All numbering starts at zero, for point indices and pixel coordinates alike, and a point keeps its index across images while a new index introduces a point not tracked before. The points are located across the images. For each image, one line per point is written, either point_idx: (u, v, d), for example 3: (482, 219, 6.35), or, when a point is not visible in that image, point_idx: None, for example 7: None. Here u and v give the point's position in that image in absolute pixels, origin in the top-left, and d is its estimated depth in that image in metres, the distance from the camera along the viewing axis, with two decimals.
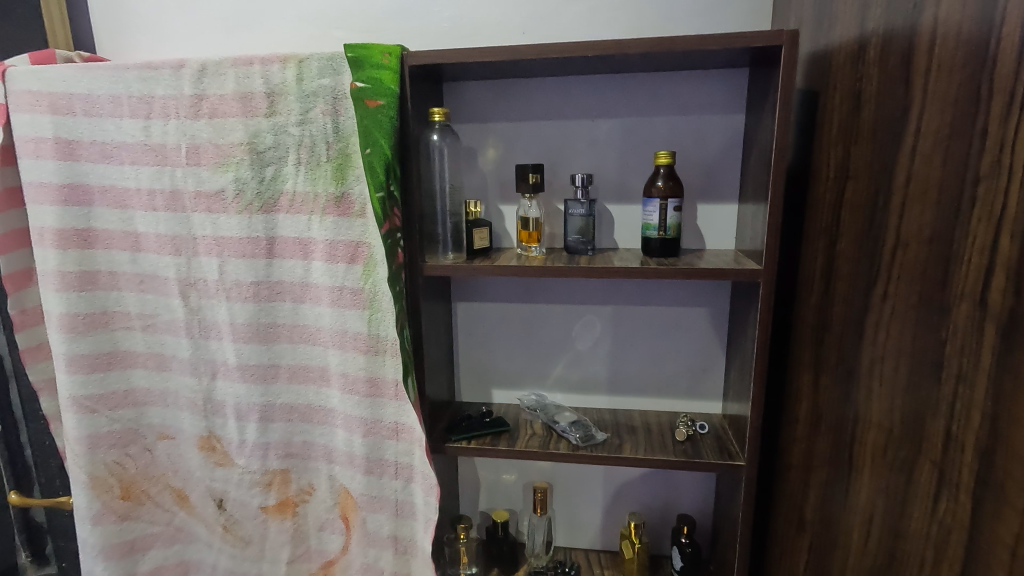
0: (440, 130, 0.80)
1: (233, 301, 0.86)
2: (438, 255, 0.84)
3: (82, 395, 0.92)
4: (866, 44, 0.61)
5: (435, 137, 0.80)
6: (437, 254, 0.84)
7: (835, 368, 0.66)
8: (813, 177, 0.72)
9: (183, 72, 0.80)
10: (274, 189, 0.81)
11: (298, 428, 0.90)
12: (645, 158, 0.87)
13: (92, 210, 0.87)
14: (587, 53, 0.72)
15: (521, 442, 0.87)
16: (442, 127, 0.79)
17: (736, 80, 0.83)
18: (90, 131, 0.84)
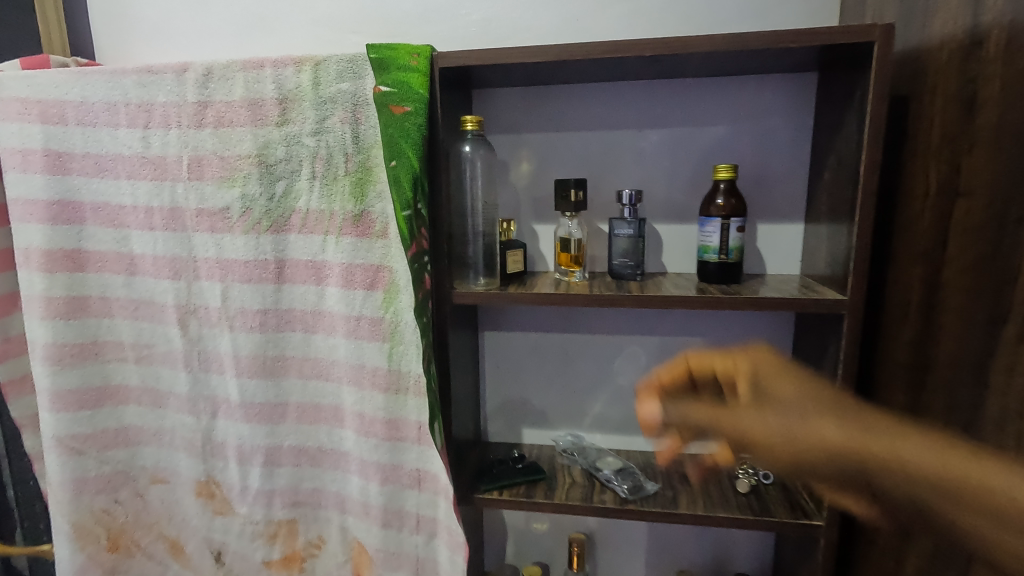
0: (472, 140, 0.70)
1: (237, 331, 0.76)
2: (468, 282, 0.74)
3: (68, 435, 0.82)
4: (981, 39, 0.51)
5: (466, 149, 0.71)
6: (466, 280, 0.74)
7: (945, 418, 0.56)
8: (906, 195, 0.62)
9: (187, 77, 0.72)
10: (285, 206, 0.72)
11: (307, 473, 0.80)
12: (698, 173, 0.78)
13: (83, 229, 0.78)
14: (643, 52, 0.63)
15: (561, 494, 0.76)
16: (474, 137, 0.70)
17: (802, 85, 0.74)
18: (83, 142, 0.76)
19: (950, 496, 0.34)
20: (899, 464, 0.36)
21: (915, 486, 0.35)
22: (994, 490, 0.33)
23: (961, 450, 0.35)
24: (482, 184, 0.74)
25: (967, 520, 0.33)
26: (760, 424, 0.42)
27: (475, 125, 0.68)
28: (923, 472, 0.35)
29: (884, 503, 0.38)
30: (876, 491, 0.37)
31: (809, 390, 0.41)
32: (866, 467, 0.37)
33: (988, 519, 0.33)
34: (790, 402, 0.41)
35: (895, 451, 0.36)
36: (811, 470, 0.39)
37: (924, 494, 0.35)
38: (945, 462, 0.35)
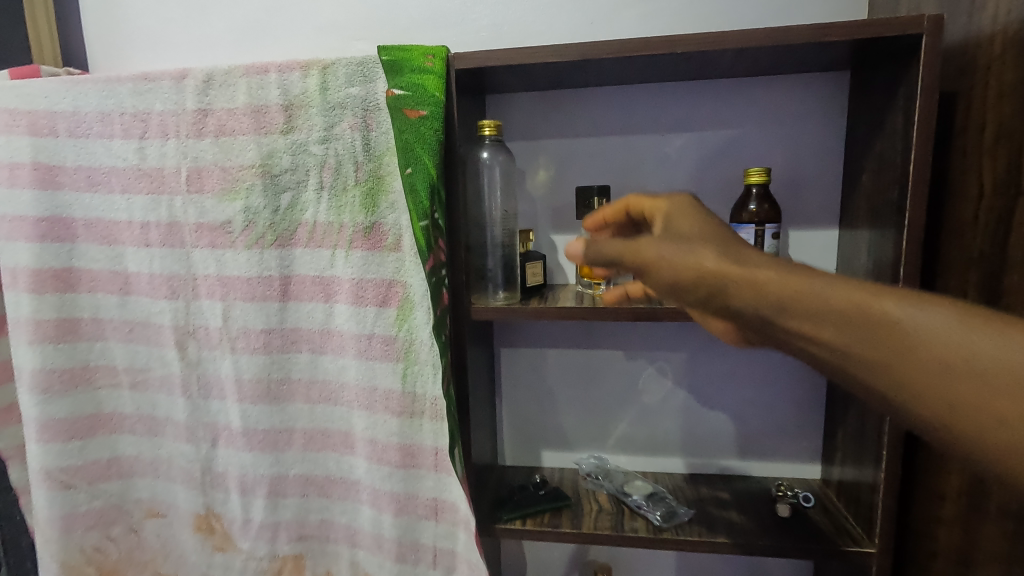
0: (490, 145, 0.67)
1: (239, 353, 0.72)
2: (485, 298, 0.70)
3: (57, 467, 0.77)
4: None
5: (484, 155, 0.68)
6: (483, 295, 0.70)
7: None
8: (956, 196, 0.58)
9: (186, 84, 0.68)
10: (290, 219, 0.68)
11: (315, 504, 0.75)
12: (725, 178, 0.74)
13: (74, 246, 0.74)
14: (672, 49, 0.60)
15: (589, 523, 0.71)
16: (492, 141, 0.67)
17: (833, 86, 0.71)
18: (75, 154, 0.72)
19: (792, 311, 0.37)
20: (758, 284, 0.38)
21: (767, 304, 0.38)
22: (830, 304, 0.36)
23: (806, 275, 0.37)
24: (500, 191, 0.71)
25: (804, 330, 0.37)
26: (649, 255, 0.44)
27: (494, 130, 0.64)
28: (779, 291, 0.37)
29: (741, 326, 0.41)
30: (735, 311, 0.40)
31: (702, 230, 0.44)
32: (733, 289, 0.39)
33: (824, 328, 0.36)
34: (683, 237, 0.43)
35: (756, 274, 0.39)
36: (680, 287, 0.42)
37: (778, 315, 0.37)
38: (794, 282, 0.37)
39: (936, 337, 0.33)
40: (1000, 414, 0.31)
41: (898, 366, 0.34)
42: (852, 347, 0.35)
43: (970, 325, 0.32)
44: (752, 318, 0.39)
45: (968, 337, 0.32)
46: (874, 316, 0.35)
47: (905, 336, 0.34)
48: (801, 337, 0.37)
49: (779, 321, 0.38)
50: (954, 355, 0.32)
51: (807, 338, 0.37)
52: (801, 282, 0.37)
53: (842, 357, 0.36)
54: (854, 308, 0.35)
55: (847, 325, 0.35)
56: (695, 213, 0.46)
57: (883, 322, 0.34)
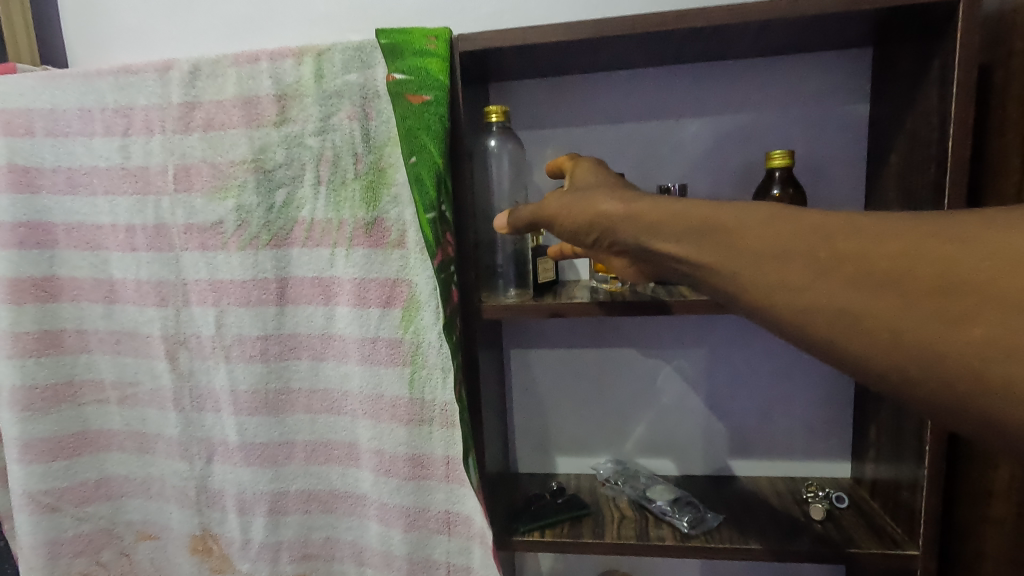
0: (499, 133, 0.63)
1: (234, 362, 0.67)
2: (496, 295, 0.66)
3: (40, 490, 0.72)
4: None
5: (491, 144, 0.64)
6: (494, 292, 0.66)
7: None
8: (996, 174, 0.55)
9: (171, 76, 0.63)
10: (286, 217, 0.64)
11: (318, 521, 0.70)
12: (743, 164, 0.70)
13: (55, 253, 0.69)
14: (691, 24, 0.56)
15: (612, 532, 0.66)
16: (500, 128, 0.63)
17: (855, 64, 0.67)
18: (54, 155, 0.67)
19: (657, 234, 0.41)
20: (628, 213, 0.43)
21: (642, 231, 0.42)
22: (684, 220, 0.40)
23: (665, 199, 0.42)
24: (507, 183, 0.68)
25: (664, 246, 0.41)
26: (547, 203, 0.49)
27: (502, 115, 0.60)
28: (652, 217, 0.42)
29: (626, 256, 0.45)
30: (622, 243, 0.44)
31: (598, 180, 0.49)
32: (617, 223, 0.43)
33: (679, 241, 0.40)
34: (581, 187, 0.48)
35: (627, 203, 0.43)
36: (578, 230, 0.46)
37: (654, 241, 0.41)
38: (657, 204, 0.42)
39: (769, 235, 0.36)
40: (822, 296, 0.34)
41: (748, 271, 0.37)
42: (701, 255, 0.39)
43: (796, 222, 0.36)
44: (628, 243, 0.43)
45: (794, 231, 0.36)
46: (718, 225, 0.38)
47: (743, 238, 0.37)
48: (664, 252, 0.41)
49: (648, 242, 0.42)
50: (781, 248, 0.36)
51: (668, 252, 0.40)
52: (661, 204, 0.42)
53: (699, 268, 0.39)
54: (701, 219, 0.39)
55: (695, 235, 0.39)
56: (586, 167, 0.51)
57: (724, 229, 0.38)
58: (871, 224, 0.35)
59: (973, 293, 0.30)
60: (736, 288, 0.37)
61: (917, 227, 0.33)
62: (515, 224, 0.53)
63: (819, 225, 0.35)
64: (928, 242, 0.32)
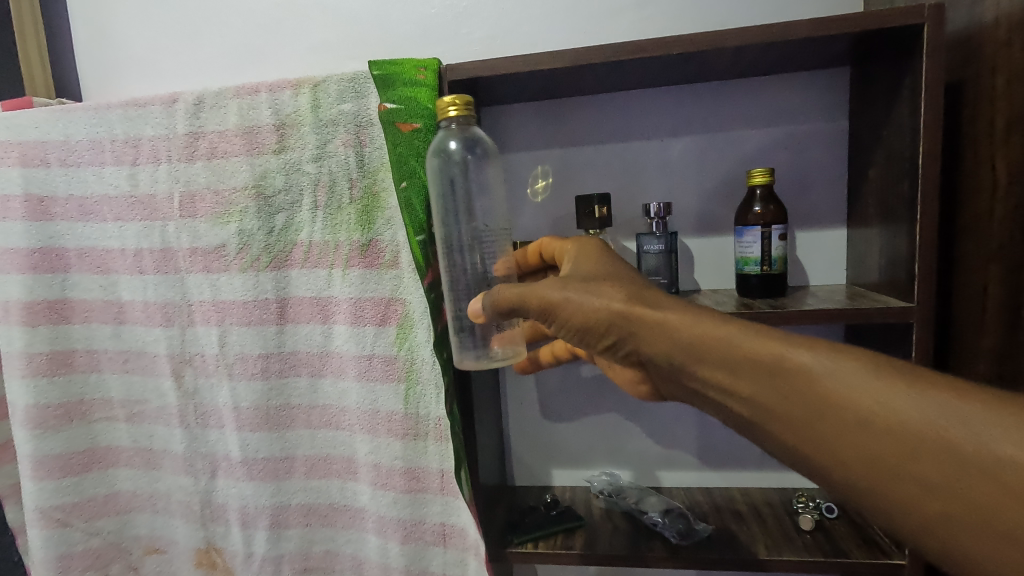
0: (455, 130, 0.55)
1: (237, 379, 0.70)
2: (471, 358, 0.57)
3: (52, 506, 0.74)
4: None
5: (452, 146, 0.55)
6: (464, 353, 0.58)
7: None
8: (968, 187, 0.57)
9: (176, 108, 0.67)
10: (286, 240, 0.67)
11: (319, 535, 0.72)
12: (728, 181, 0.73)
13: (67, 277, 0.72)
14: (668, 51, 0.58)
15: (604, 544, 0.68)
16: (456, 126, 0.55)
17: (834, 83, 0.69)
18: (66, 184, 0.71)
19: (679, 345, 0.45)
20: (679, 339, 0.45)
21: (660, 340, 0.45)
22: (736, 352, 0.42)
23: (720, 323, 0.44)
24: (492, 197, 0.59)
25: (689, 362, 0.45)
26: (562, 302, 0.49)
27: (460, 107, 0.52)
28: (672, 329, 0.45)
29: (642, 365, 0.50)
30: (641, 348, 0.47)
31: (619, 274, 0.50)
32: (634, 328, 0.46)
33: (725, 372, 0.43)
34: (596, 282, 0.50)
35: (680, 325, 0.45)
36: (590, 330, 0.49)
37: (674, 351, 0.45)
38: (685, 323, 0.44)
39: (791, 367, 0.40)
40: (820, 428, 0.39)
41: (767, 398, 0.41)
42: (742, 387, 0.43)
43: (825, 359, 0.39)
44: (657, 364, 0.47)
45: (822, 371, 0.39)
46: (754, 357, 0.41)
47: (790, 377, 0.40)
48: (690, 367, 0.45)
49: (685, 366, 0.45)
50: (804, 385, 0.39)
51: (691, 369, 0.45)
52: (691, 321, 0.45)
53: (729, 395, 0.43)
54: (752, 354, 0.42)
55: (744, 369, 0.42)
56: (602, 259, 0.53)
57: (754, 359, 0.41)
58: (899, 376, 0.37)
59: (958, 470, 0.33)
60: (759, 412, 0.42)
61: (936, 392, 0.35)
62: (491, 314, 0.52)
63: (846, 367, 0.38)
64: (955, 411, 0.34)
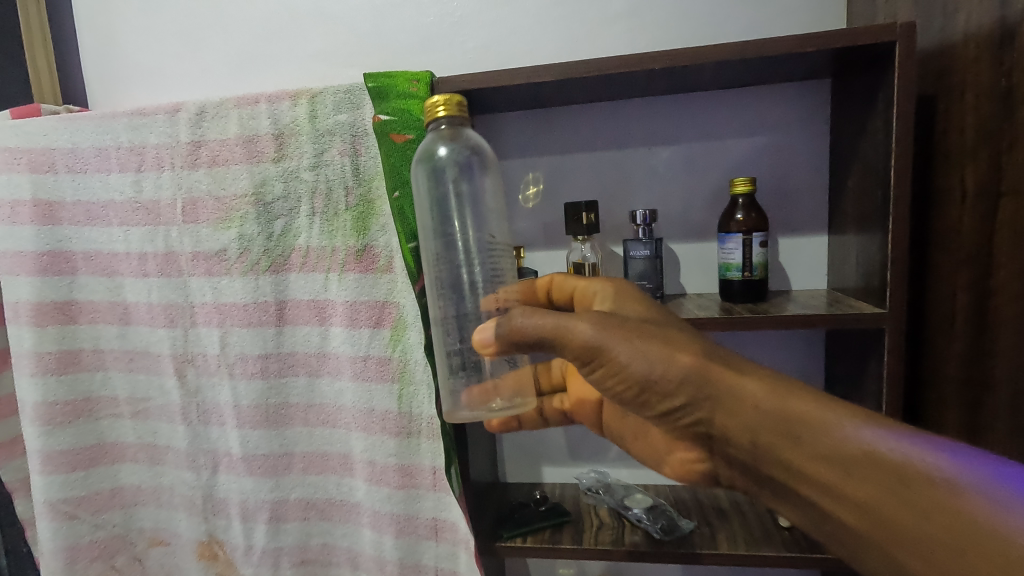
0: (446, 133, 0.52)
1: (237, 379, 0.72)
2: (463, 414, 0.50)
3: (60, 499, 0.77)
4: (1013, 29, 0.48)
5: (443, 151, 0.52)
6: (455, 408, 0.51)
7: (1007, 434, 0.52)
8: (940, 197, 0.59)
9: (179, 117, 0.69)
10: (284, 245, 0.69)
11: (316, 528, 0.75)
12: (713, 188, 0.75)
13: (75, 279, 0.75)
14: (652, 66, 0.61)
15: (590, 538, 0.70)
16: (447, 128, 0.52)
17: (816, 93, 0.71)
18: (73, 190, 0.73)
19: (760, 419, 0.40)
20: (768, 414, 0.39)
21: (739, 409, 0.41)
22: (838, 440, 0.36)
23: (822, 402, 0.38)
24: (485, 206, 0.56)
25: (767, 440, 0.39)
26: (618, 354, 0.43)
27: (449, 108, 0.50)
28: (754, 399, 0.40)
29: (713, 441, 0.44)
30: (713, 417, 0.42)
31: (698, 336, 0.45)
32: (709, 393, 0.42)
33: (808, 454, 0.37)
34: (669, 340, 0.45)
35: (766, 398, 0.40)
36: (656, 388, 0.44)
37: (753, 424, 0.40)
38: (770, 393, 0.39)
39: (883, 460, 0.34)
40: (906, 534, 0.33)
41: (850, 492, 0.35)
42: (836, 482, 0.36)
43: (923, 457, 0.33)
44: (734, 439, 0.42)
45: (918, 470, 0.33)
46: (842, 443, 0.36)
47: (895, 479, 0.33)
48: (768, 445, 0.39)
49: (770, 448, 0.39)
50: (895, 483, 0.34)
51: (767, 447, 0.39)
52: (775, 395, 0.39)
53: (812, 487, 0.37)
54: (840, 437, 0.36)
55: (845, 463, 0.36)
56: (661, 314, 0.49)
57: (840, 444, 0.36)
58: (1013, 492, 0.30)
59: None
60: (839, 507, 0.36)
61: None
62: (502, 343, 0.45)
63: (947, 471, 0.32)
64: None
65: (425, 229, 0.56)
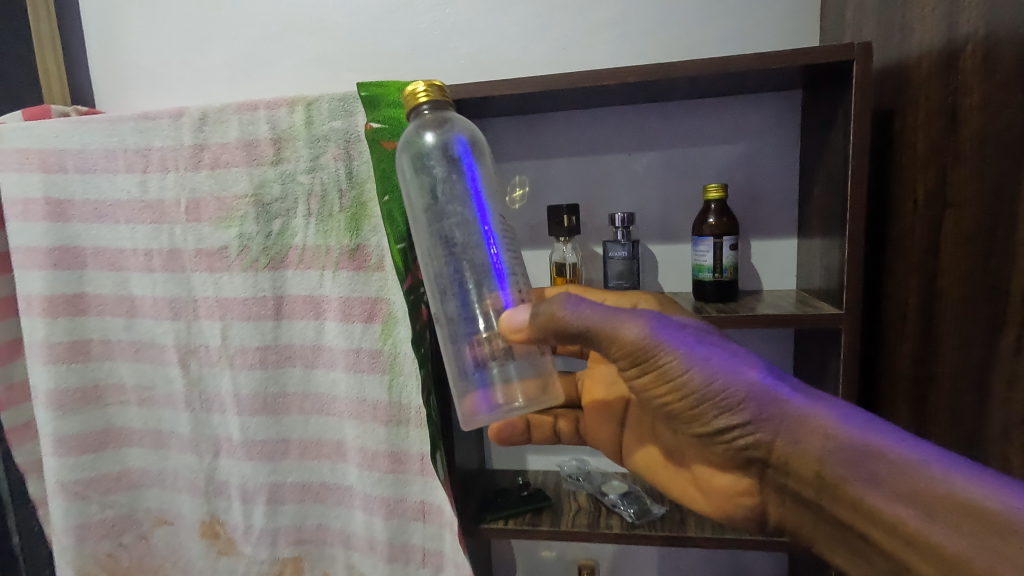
0: (430, 119, 0.49)
1: (237, 369, 0.77)
2: (485, 418, 0.46)
3: (71, 480, 0.82)
4: (959, 52, 0.52)
5: (428, 137, 0.49)
6: (476, 414, 0.46)
7: (950, 429, 0.56)
8: (895, 207, 0.63)
9: (183, 121, 0.73)
10: (281, 243, 0.73)
11: (311, 510, 0.80)
12: (689, 193, 0.79)
13: (84, 273, 0.79)
14: (628, 78, 0.64)
15: (567, 521, 0.75)
16: (431, 113, 0.49)
17: (787, 103, 0.75)
18: (83, 189, 0.78)
19: (834, 453, 0.44)
20: (845, 447, 0.44)
21: (814, 443, 0.44)
22: (919, 479, 0.41)
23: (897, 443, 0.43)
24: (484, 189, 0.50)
25: (837, 472, 0.43)
26: (687, 372, 0.46)
27: (427, 90, 0.48)
28: (831, 433, 0.44)
29: (770, 471, 0.48)
30: (783, 448, 0.46)
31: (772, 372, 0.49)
32: (788, 424, 0.45)
33: (879, 487, 0.42)
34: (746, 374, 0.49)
35: (844, 433, 0.44)
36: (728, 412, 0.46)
37: (826, 457, 0.44)
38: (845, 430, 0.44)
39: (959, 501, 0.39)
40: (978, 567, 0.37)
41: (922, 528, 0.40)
42: (908, 523, 0.40)
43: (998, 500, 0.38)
44: (801, 471, 0.45)
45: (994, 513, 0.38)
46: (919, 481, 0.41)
47: (976, 516, 0.38)
48: (837, 478, 0.43)
49: (840, 482, 0.43)
50: (972, 522, 0.38)
51: (837, 479, 0.43)
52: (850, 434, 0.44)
53: (880, 525, 0.42)
54: (914, 473, 0.41)
55: (922, 504, 0.40)
56: None
57: (916, 482, 0.41)
58: None
59: None
60: (909, 542, 0.40)
61: None
62: (547, 330, 0.45)
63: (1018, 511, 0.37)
64: None
65: (416, 231, 0.50)
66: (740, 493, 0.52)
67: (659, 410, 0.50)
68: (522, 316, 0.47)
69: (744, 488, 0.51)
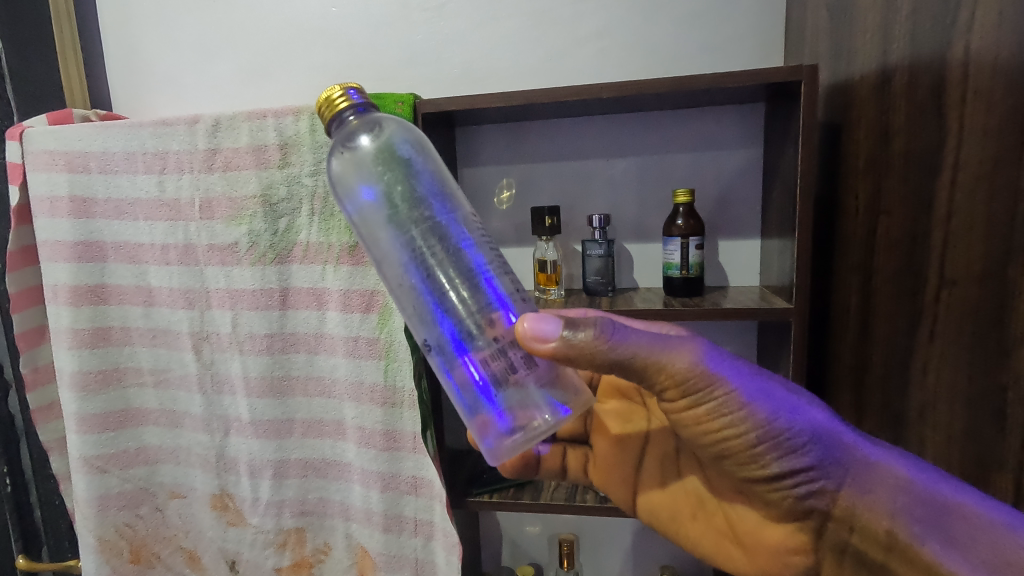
0: (358, 125, 0.49)
1: (246, 354, 0.84)
2: (508, 443, 0.44)
3: (93, 456, 0.89)
4: (890, 76, 0.59)
5: (365, 141, 0.49)
6: (500, 439, 0.44)
7: (881, 411, 0.63)
8: (841, 213, 0.70)
9: (197, 128, 0.80)
10: (287, 240, 0.80)
11: (313, 484, 0.87)
12: (662, 196, 0.85)
13: (105, 266, 0.86)
14: (603, 94, 0.71)
15: (546, 495, 0.83)
16: (357, 119, 0.49)
17: (752, 114, 0.82)
18: (104, 188, 0.84)
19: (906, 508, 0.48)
20: (914, 499, 0.48)
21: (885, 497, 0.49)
22: (997, 543, 0.44)
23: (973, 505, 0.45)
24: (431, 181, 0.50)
25: (905, 528, 0.48)
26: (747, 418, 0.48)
27: (344, 95, 0.49)
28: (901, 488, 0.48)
29: (831, 524, 0.51)
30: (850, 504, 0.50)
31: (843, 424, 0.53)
32: (855, 477, 0.50)
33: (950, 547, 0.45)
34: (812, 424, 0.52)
35: (917, 487, 0.48)
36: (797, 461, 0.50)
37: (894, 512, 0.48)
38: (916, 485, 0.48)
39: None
40: None
41: None
42: None
43: None
44: (869, 529, 0.49)
45: None
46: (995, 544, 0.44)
47: None
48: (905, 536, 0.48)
49: (912, 545, 0.47)
50: None
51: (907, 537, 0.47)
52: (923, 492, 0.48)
53: None
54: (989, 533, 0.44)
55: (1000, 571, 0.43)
56: None
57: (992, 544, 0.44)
58: None
59: None
60: None
61: None
62: (585, 352, 0.44)
63: None
64: None
65: (384, 254, 0.47)
66: (795, 550, 0.54)
67: (711, 450, 0.51)
68: (546, 329, 0.44)
69: (799, 545, 0.54)
